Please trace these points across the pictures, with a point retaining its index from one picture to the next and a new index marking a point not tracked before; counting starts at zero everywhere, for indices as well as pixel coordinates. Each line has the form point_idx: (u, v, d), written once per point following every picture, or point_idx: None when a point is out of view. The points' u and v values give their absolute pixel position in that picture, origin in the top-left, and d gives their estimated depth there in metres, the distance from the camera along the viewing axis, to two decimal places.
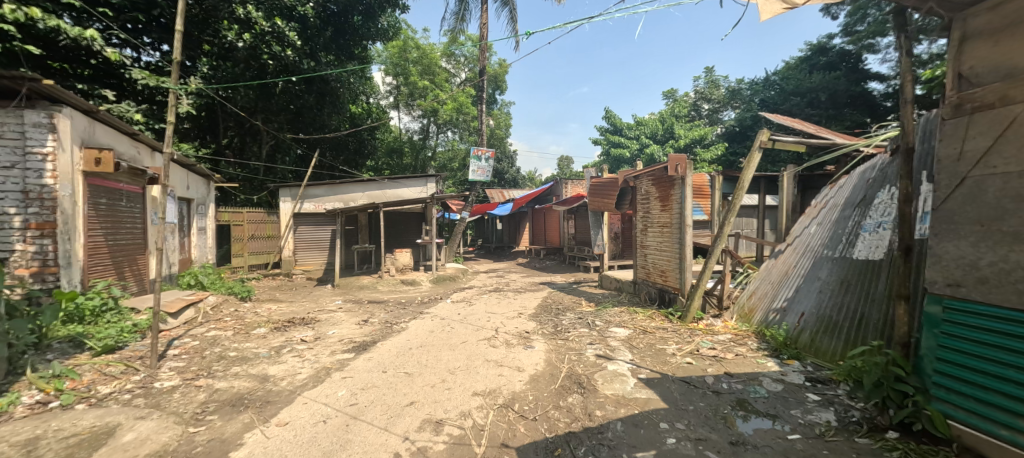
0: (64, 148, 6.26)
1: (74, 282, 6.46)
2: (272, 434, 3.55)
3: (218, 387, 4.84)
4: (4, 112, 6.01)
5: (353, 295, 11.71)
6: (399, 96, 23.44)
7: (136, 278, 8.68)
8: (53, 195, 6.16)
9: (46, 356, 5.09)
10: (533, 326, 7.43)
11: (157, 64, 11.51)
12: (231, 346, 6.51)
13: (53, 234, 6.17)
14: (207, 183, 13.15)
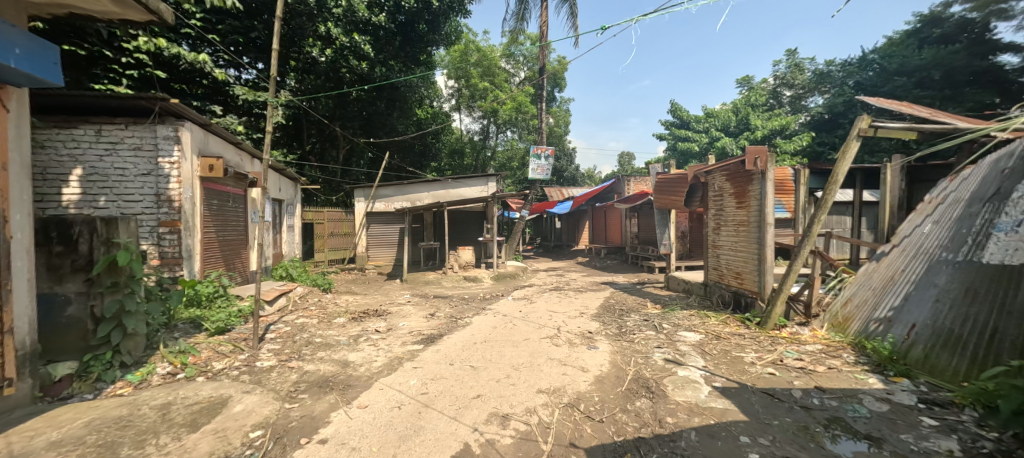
0: (186, 157, 7.29)
1: (193, 272, 7.52)
2: (354, 415, 3.86)
3: (307, 369, 5.36)
4: (141, 128, 7.10)
5: (420, 289, 12.32)
6: (461, 98, 24.17)
7: (240, 269, 9.88)
8: (177, 197, 7.20)
9: (173, 335, 5.98)
10: (597, 326, 7.29)
11: (255, 80, 12.97)
12: (316, 333, 7.17)
13: (178, 231, 7.22)
14: (295, 186, 14.57)
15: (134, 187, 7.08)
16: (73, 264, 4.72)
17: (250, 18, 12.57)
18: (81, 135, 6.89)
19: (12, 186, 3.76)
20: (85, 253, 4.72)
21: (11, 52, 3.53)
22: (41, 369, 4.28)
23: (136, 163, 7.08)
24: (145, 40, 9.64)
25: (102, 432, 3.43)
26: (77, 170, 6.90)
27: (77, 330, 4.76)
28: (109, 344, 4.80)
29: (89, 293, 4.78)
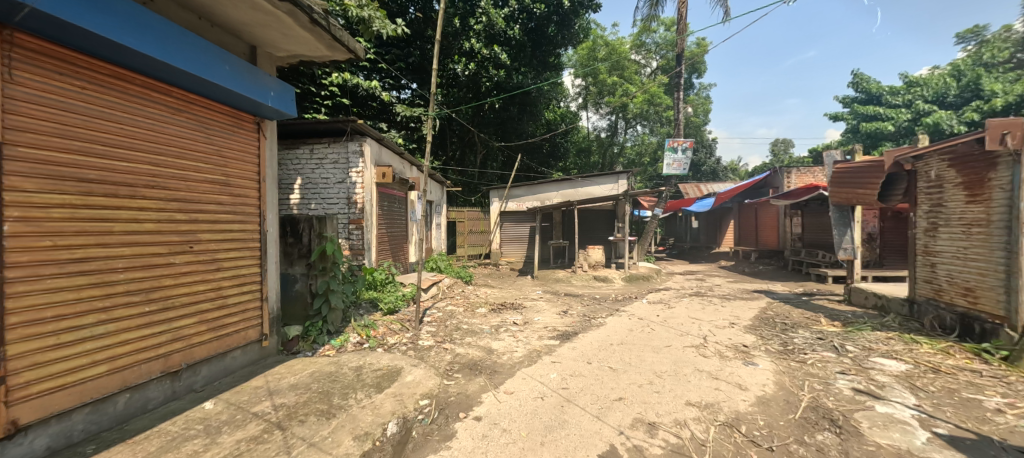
0: (367, 167, 8.86)
1: (371, 261, 9.10)
2: (503, 399, 4.17)
3: (458, 352, 6.00)
4: (337, 145, 8.88)
5: (551, 286, 12.61)
6: (588, 97, 23.72)
7: (402, 260, 11.57)
8: (361, 200, 8.80)
9: (360, 312, 7.37)
10: (752, 340, 6.39)
11: (411, 99, 15.01)
12: (463, 320, 7.97)
13: (361, 227, 8.81)
14: (442, 189, 16.39)
15: (334, 192, 8.91)
16: (299, 251, 6.20)
17: (408, 45, 14.64)
18: (302, 153, 8.96)
19: (267, 193, 5.10)
20: (306, 243, 6.18)
21: (267, 94, 4.79)
22: (281, 330, 5.74)
23: (335, 173, 8.90)
24: (336, 75, 12.06)
25: (321, 382, 4.41)
26: (299, 180, 8.99)
27: (300, 301, 6.22)
28: (320, 315, 6.16)
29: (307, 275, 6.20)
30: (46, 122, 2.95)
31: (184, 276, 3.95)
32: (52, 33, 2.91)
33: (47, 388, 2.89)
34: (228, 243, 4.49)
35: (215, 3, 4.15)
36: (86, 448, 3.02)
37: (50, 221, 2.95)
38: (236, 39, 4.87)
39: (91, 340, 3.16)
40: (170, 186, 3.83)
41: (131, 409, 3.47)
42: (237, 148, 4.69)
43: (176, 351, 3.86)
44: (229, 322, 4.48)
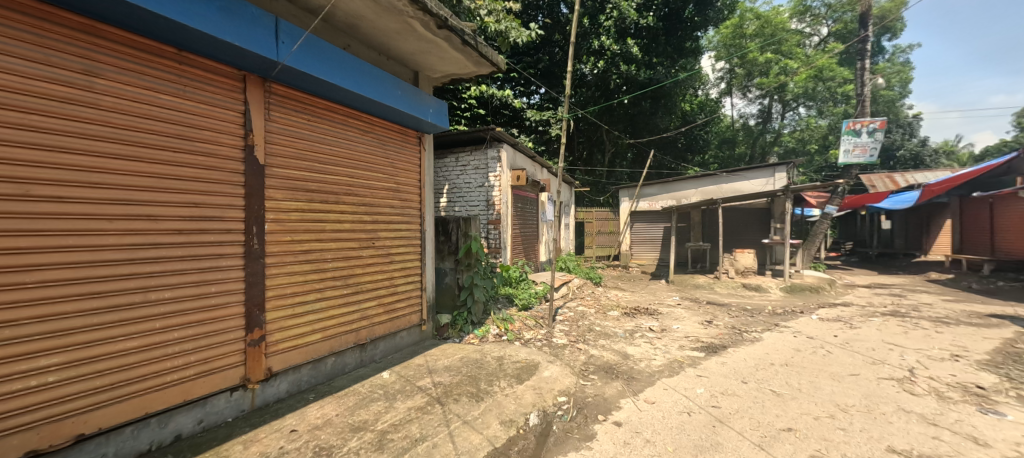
0: (504, 171, 9.44)
1: (506, 258, 9.68)
2: (644, 408, 4.01)
3: (592, 353, 5.96)
4: (477, 152, 9.67)
5: (690, 292, 11.55)
6: (733, 80, 20.92)
7: (534, 259, 12.02)
8: (498, 202, 9.42)
9: (498, 305, 7.91)
10: (990, 380, 4.81)
11: (541, 103, 15.42)
12: (596, 322, 7.87)
13: (498, 227, 9.43)
14: (570, 189, 16.51)
15: (476, 195, 9.69)
16: (448, 248, 6.95)
17: (538, 51, 15.08)
18: (450, 162, 10.02)
19: (427, 197, 5.86)
20: (454, 241, 6.90)
21: (427, 111, 5.50)
22: (434, 317, 6.52)
23: (477, 178, 9.69)
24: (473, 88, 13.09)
25: (469, 367, 4.88)
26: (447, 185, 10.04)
27: (449, 293, 6.97)
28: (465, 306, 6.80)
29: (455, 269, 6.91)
30: (288, 147, 3.90)
31: (368, 266, 4.83)
32: (293, 80, 3.83)
33: (287, 347, 3.85)
34: (398, 239, 5.32)
35: (391, 39, 4.94)
36: (310, 396, 3.92)
37: (290, 221, 3.90)
38: (403, 67, 5.71)
39: (311, 312, 4.10)
40: (360, 193, 4.72)
41: (335, 370, 4.39)
42: (405, 159, 5.50)
43: (363, 327, 4.74)
44: (398, 306, 5.31)
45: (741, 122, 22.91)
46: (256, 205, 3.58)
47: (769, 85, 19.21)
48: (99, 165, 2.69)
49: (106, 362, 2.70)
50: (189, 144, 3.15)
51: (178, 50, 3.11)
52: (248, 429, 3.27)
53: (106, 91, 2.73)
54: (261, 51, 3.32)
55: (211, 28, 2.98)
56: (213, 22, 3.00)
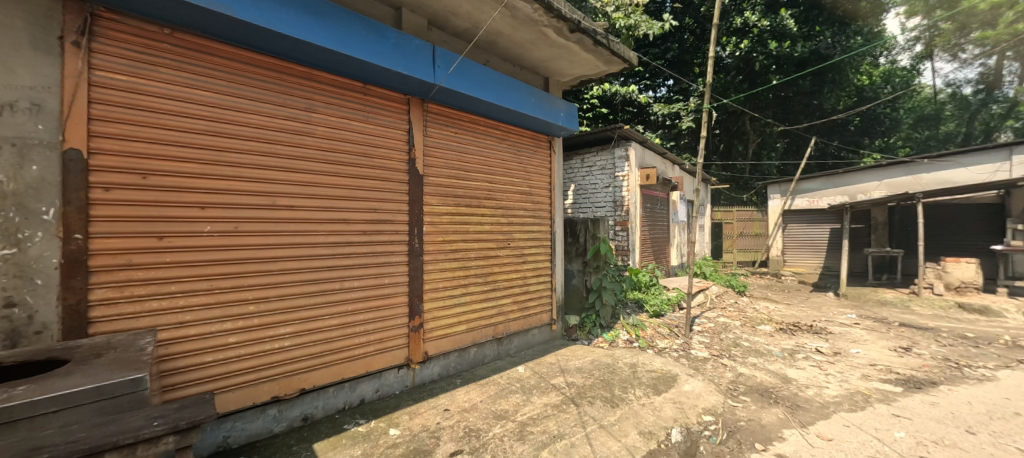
0: (632, 170, 9.03)
1: (635, 262, 9.23)
2: (817, 445, 3.42)
3: (742, 371, 5.28)
4: (605, 153, 9.46)
5: (870, 309, 9.39)
6: (937, 39, 16.25)
7: (665, 263, 11.24)
8: (626, 202, 9.03)
9: (627, 311, 7.60)
10: None
11: (669, 95, 14.29)
12: (744, 336, 6.97)
13: (626, 229, 9.03)
14: (707, 187, 14.99)
15: (602, 196, 9.47)
16: (576, 250, 6.96)
17: (666, 40, 13.95)
18: (575, 164, 10.06)
19: (556, 198, 5.96)
20: (582, 243, 6.89)
21: (558, 115, 5.60)
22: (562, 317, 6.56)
23: (602, 178, 9.49)
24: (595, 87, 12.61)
25: (601, 371, 4.80)
26: (572, 186, 10.09)
27: (577, 294, 6.97)
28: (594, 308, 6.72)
29: (583, 271, 6.89)
30: (440, 158, 4.41)
31: (504, 266, 5.16)
32: (445, 98, 4.30)
33: (438, 335, 4.35)
34: (530, 241, 5.55)
35: (525, 49, 5.17)
36: (457, 381, 4.36)
37: (441, 224, 4.41)
38: (535, 75, 5.92)
39: (457, 305, 4.55)
40: (497, 197, 5.07)
41: (476, 360, 4.79)
42: (538, 164, 5.71)
43: (500, 322, 5.07)
44: (531, 305, 5.54)
45: (951, 92, 17.67)
46: (416, 210, 4.14)
47: (999, 39, 14.38)
48: (317, 181, 3.42)
49: (317, 334, 3.40)
50: (370, 160, 3.80)
51: (363, 84, 3.77)
52: (411, 402, 3.80)
53: (318, 122, 3.44)
54: (423, 76, 3.80)
55: (387, 62, 3.53)
56: (388, 57, 3.55)
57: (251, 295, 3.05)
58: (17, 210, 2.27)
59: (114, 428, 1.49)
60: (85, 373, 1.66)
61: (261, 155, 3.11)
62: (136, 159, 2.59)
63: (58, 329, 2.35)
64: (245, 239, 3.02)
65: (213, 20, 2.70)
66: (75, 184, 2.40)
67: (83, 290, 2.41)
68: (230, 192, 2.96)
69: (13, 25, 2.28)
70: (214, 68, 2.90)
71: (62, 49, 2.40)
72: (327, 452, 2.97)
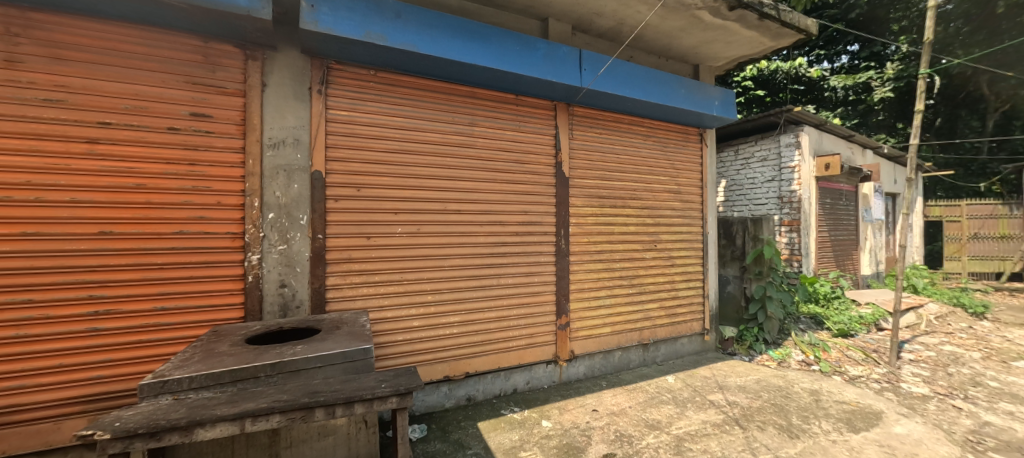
0: (805, 160, 7.29)
1: (809, 270, 7.40)
2: None
3: (989, 420, 3.97)
4: (767, 140, 7.80)
5: None
6: None
7: (853, 271, 9.17)
8: (797, 198, 7.28)
9: (800, 326, 6.38)
10: None
11: (854, 63, 11.56)
12: (987, 373, 5.23)
13: (797, 229, 7.28)
14: (919, 175, 11.69)
15: (762, 191, 7.76)
16: (733, 253, 6.19)
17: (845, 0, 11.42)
18: (728, 158, 8.42)
19: (709, 196, 5.41)
20: (740, 246, 6.09)
21: (712, 104, 4.90)
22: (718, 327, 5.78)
23: (765, 172, 7.76)
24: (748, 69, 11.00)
25: (772, 394, 4.16)
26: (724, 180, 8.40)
27: (734, 303, 6.16)
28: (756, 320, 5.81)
29: (742, 277, 6.07)
30: (585, 160, 4.45)
31: (651, 268, 4.92)
32: (591, 101, 4.34)
33: (584, 335, 4.41)
34: (680, 242, 5.17)
35: (675, 39, 4.83)
36: (602, 382, 4.34)
37: (587, 224, 4.45)
38: (684, 64, 5.46)
39: (602, 307, 4.54)
40: (643, 196, 4.87)
41: (622, 364, 4.68)
42: (689, 159, 5.28)
43: (647, 327, 4.86)
44: (680, 312, 5.15)
45: None
46: (563, 211, 4.27)
47: None
48: (478, 187, 3.82)
49: (478, 325, 3.80)
50: (521, 166, 4.07)
51: (515, 95, 4.06)
52: (559, 398, 3.93)
53: (478, 135, 3.84)
54: (571, 82, 3.90)
55: (539, 73, 3.72)
56: (539, 68, 3.74)
57: (428, 286, 3.58)
58: (286, 217, 3.06)
59: (356, 385, 1.92)
60: (335, 340, 2.22)
61: (434, 167, 3.62)
62: (354, 175, 3.29)
63: (308, 307, 3.11)
64: (423, 239, 3.56)
65: (403, 58, 3.23)
66: (319, 196, 3.15)
67: (323, 277, 3.16)
68: (413, 198, 3.52)
69: (283, 83, 3.08)
70: (402, 97, 3.49)
71: (310, 96, 3.15)
72: (489, 432, 3.29)
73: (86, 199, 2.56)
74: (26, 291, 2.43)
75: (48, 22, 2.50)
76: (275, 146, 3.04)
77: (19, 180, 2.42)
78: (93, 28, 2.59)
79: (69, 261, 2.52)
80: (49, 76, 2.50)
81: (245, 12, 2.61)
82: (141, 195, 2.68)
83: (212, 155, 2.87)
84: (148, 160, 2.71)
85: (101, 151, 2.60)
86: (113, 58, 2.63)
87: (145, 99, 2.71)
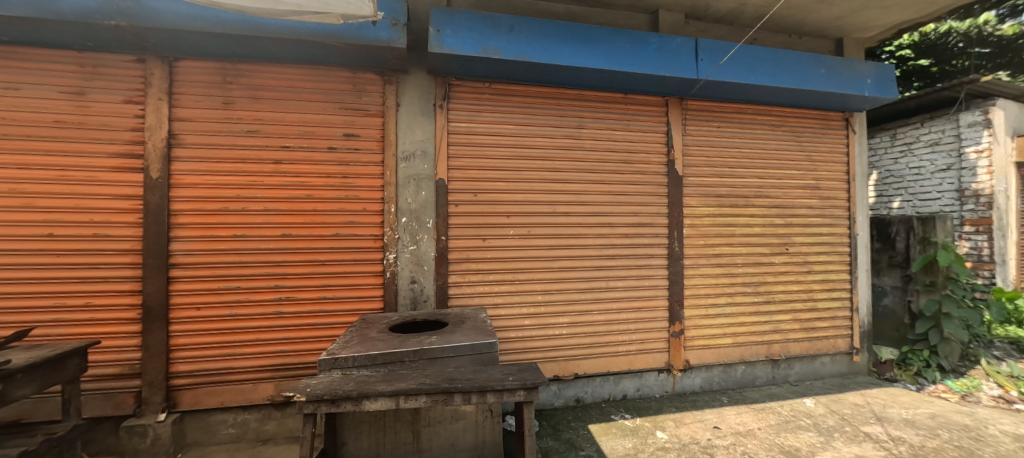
0: (1000, 141, 5.36)
1: (1012, 283, 5.45)
2: None
3: None
4: (936, 119, 5.88)
5: None
6: None
7: None
8: (989, 191, 5.36)
9: (995, 353, 4.99)
10: None
11: None
12: None
13: (989, 230, 5.37)
14: None
15: (930, 184, 5.91)
16: (891, 259, 5.19)
17: None
18: (877, 145, 6.62)
19: (858, 192, 4.61)
20: (902, 250, 5.06)
21: (864, 82, 4.13)
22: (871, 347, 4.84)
23: (933, 159, 5.88)
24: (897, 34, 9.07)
25: (956, 434, 3.38)
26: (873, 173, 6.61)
27: (893, 320, 5.15)
28: (926, 342, 4.70)
29: (905, 289, 5.04)
30: (701, 157, 4.15)
31: (782, 275, 4.37)
32: (709, 93, 4.04)
33: (701, 344, 4.10)
34: (819, 246, 4.49)
35: (813, 12, 4.17)
36: (723, 398, 3.97)
37: (703, 226, 4.14)
38: (822, 40, 4.71)
39: (722, 316, 4.17)
40: (772, 194, 4.35)
41: (745, 380, 4.24)
42: (831, 149, 4.56)
43: (777, 341, 4.33)
44: (819, 326, 4.47)
45: None
46: (676, 212, 4.04)
47: None
48: (586, 188, 3.82)
49: (587, 327, 3.80)
50: (630, 165, 3.96)
51: (624, 94, 3.96)
52: (674, 410, 3.71)
53: (586, 136, 3.84)
54: (688, 74, 3.67)
55: (652, 68, 3.58)
56: (651, 63, 3.59)
57: (539, 286, 3.69)
58: (416, 221, 3.43)
59: (486, 377, 2.10)
60: (463, 334, 2.46)
61: (543, 170, 3.72)
62: (471, 182, 3.56)
63: (434, 301, 3.44)
64: (534, 241, 3.68)
65: (516, 68, 3.39)
66: (443, 202, 3.47)
67: (446, 275, 3.47)
68: (523, 202, 3.67)
69: (413, 102, 3.47)
70: (513, 105, 3.67)
71: (434, 111, 3.49)
72: (601, 436, 3.26)
73: (272, 208, 3.20)
74: (235, 281, 3.12)
75: (248, 71, 3.19)
76: (407, 158, 3.43)
77: (230, 195, 3.13)
78: (276, 72, 3.23)
79: (261, 257, 3.17)
80: (249, 113, 3.18)
81: (386, 43, 3.00)
82: (309, 204, 3.26)
83: (359, 169, 3.36)
84: (314, 175, 3.28)
85: (282, 169, 3.22)
86: (290, 94, 3.25)
87: (311, 125, 3.28)
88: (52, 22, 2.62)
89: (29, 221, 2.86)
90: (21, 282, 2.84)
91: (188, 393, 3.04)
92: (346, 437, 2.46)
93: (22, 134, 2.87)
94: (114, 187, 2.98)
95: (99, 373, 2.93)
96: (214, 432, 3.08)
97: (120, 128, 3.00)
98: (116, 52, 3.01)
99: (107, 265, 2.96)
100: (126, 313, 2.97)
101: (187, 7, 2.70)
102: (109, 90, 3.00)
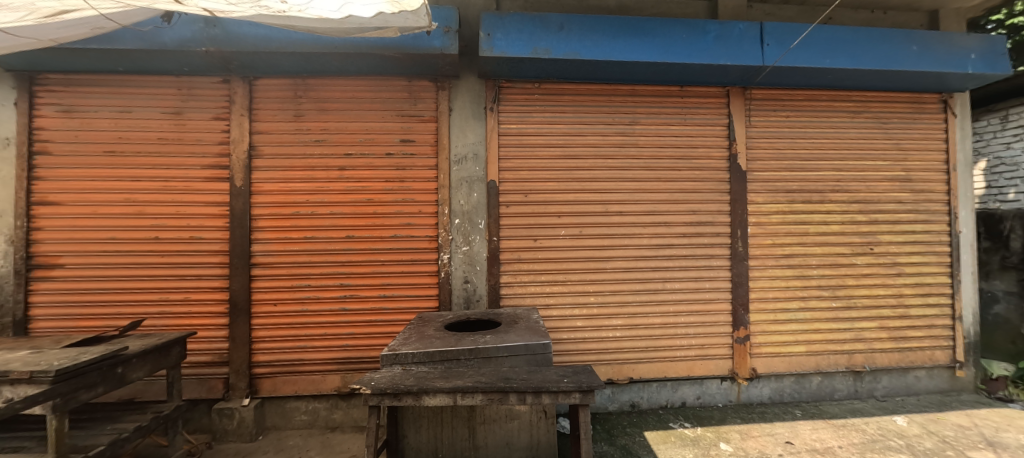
0: None
1: None
2: None
3: None
4: None
5: None
6: None
7: None
8: None
9: None
10: None
11: None
12: None
13: None
14: None
15: None
16: (1003, 261, 4.54)
17: None
18: (983, 128, 4.95)
19: (960, 185, 4.05)
20: (1018, 250, 4.41)
21: (968, 58, 3.60)
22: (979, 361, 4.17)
23: None
24: None
25: None
26: (977, 164, 5.02)
27: (1008, 331, 4.47)
28: None
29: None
30: (769, 149, 3.85)
31: (865, 278, 3.94)
32: (777, 81, 3.75)
33: (770, 352, 3.81)
34: (911, 245, 4.00)
35: None
36: (797, 411, 3.65)
37: (771, 224, 3.84)
38: (912, 13, 4.18)
39: (794, 322, 3.85)
40: (852, 188, 3.94)
41: (822, 392, 3.87)
42: (925, 135, 4.05)
43: (860, 351, 3.91)
44: (912, 336, 3.98)
45: None
46: (740, 209, 3.78)
47: None
48: (641, 187, 3.70)
49: (643, 330, 3.67)
50: (688, 162, 3.77)
51: (680, 87, 3.79)
52: (739, 421, 3.48)
53: (640, 133, 3.72)
54: (752, 62, 3.43)
55: (711, 58, 3.39)
56: (711, 52, 3.39)
57: (591, 287, 3.63)
58: (468, 222, 3.51)
59: (541, 378, 2.11)
60: (517, 334, 2.49)
61: (596, 170, 3.66)
62: (522, 183, 3.58)
63: (486, 301, 3.50)
64: (586, 241, 3.63)
65: (567, 66, 3.36)
66: (494, 202, 3.52)
67: (498, 275, 3.52)
68: (575, 202, 3.63)
69: (465, 106, 3.55)
70: (564, 104, 3.64)
71: (485, 114, 3.55)
72: (658, 444, 3.14)
73: (337, 211, 3.42)
74: (306, 279, 3.38)
75: (316, 85, 3.45)
76: (459, 161, 3.52)
77: (301, 200, 3.40)
78: (340, 84, 3.46)
79: (328, 257, 3.41)
80: (316, 124, 3.44)
81: (440, 50, 3.10)
82: (370, 207, 3.45)
83: (415, 173, 3.50)
84: (373, 180, 3.46)
85: (346, 175, 3.44)
86: (352, 104, 3.47)
87: (372, 132, 3.47)
88: (156, 52, 3.00)
89: (140, 226, 3.29)
90: (135, 279, 3.28)
91: (268, 381, 3.34)
92: (406, 429, 2.58)
93: (134, 151, 3.31)
94: (206, 195, 3.35)
95: (195, 360, 3.30)
96: (290, 417, 3.36)
97: (210, 142, 3.37)
98: (206, 75, 3.38)
99: (201, 264, 3.33)
100: (216, 307, 3.33)
101: (264, 29, 2.96)
102: (202, 109, 3.37)
